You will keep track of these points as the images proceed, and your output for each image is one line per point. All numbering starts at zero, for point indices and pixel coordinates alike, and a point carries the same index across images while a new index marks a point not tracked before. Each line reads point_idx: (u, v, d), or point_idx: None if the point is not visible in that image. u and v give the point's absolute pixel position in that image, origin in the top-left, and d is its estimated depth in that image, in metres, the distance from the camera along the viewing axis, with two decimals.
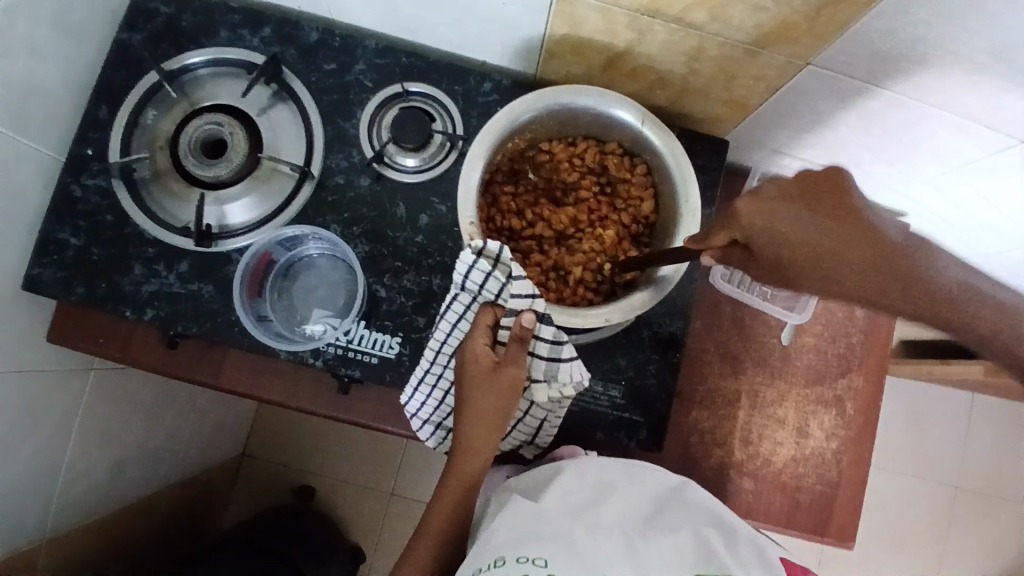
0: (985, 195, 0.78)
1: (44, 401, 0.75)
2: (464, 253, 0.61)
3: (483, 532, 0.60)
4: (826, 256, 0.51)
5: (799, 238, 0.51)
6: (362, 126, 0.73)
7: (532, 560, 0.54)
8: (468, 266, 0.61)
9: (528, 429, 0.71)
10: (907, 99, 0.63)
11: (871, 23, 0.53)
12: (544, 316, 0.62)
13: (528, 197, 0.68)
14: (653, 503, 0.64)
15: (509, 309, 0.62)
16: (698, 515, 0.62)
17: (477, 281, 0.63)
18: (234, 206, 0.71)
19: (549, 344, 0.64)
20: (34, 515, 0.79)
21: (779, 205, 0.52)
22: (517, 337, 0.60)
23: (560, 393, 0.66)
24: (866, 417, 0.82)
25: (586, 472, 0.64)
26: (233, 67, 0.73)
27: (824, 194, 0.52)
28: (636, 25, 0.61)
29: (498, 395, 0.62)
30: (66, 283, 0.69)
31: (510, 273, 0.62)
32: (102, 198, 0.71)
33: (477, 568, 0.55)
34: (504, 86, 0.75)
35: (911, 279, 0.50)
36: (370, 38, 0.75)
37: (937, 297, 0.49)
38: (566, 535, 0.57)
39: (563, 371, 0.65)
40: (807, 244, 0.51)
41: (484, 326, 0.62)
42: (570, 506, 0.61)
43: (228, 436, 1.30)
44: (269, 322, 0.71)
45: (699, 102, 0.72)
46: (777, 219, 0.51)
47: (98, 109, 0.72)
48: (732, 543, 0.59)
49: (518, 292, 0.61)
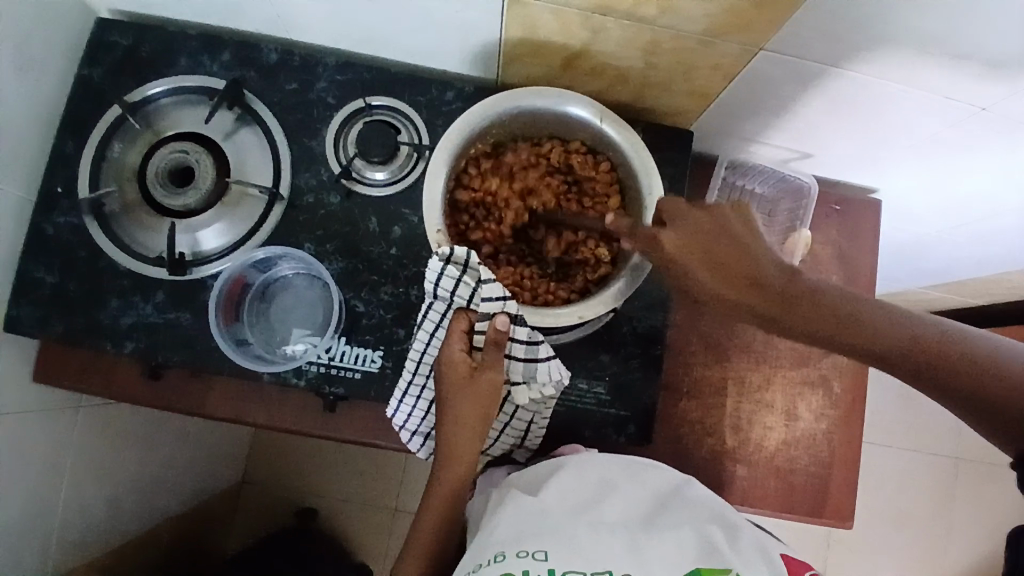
0: (951, 165, 0.79)
1: (33, 442, 0.75)
2: (432, 261, 0.60)
3: (482, 530, 0.59)
4: (728, 280, 0.52)
5: (706, 265, 0.53)
6: (328, 143, 0.73)
7: (532, 554, 0.54)
8: (437, 273, 0.61)
9: (515, 432, 0.71)
10: (866, 76, 0.64)
11: (819, 5, 0.54)
12: (517, 318, 0.62)
13: (499, 191, 0.67)
14: (656, 500, 0.63)
15: (481, 313, 0.62)
16: (700, 510, 0.61)
17: (448, 288, 0.62)
18: (206, 232, 0.71)
19: (524, 346, 0.64)
20: (31, 559, 0.79)
21: (685, 237, 0.55)
22: (492, 341, 0.61)
23: (541, 393, 0.66)
24: (853, 394, 0.83)
25: (588, 470, 0.65)
26: (195, 94, 0.73)
27: (734, 227, 0.54)
28: (589, 24, 0.62)
29: (479, 398, 0.63)
30: (44, 322, 0.69)
31: (480, 278, 0.61)
32: (74, 235, 0.71)
33: (476, 564, 0.55)
34: (467, 93, 0.75)
35: (834, 312, 0.49)
36: (331, 56, 0.75)
37: (841, 320, 0.48)
38: (566, 532, 0.56)
39: (541, 371, 0.66)
40: (714, 270, 0.53)
41: (460, 332, 0.63)
42: (572, 503, 0.61)
43: (226, 462, 1.29)
44: (249, 345, 0.71)
45: (661, 95, 0.73)
46: (686, 250, 0.55)
47: (65, 146, 0.72)
48: (734, 541, 0.57)
49: (488, 296, 0.61)
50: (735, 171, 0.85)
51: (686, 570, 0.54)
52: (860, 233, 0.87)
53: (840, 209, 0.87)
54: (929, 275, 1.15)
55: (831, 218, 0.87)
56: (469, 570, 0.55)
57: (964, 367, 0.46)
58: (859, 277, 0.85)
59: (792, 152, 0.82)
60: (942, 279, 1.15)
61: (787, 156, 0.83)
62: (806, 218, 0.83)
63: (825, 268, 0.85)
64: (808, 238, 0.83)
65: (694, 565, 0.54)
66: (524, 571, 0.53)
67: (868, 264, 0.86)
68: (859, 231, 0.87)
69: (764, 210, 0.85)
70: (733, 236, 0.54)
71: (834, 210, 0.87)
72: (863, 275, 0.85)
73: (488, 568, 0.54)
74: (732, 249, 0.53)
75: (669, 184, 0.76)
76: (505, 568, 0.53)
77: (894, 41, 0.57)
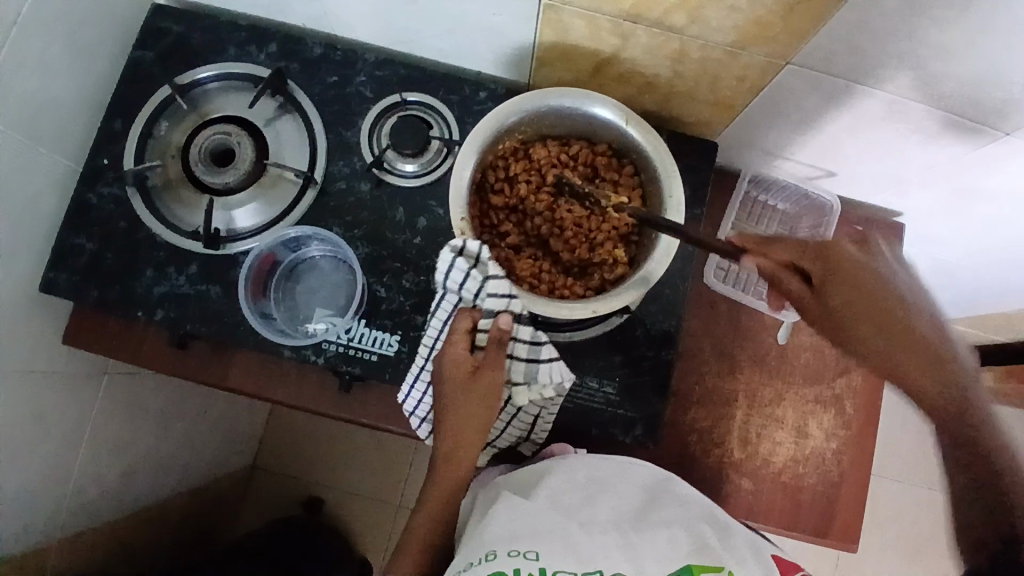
0: (976, 189, 0.79)
1: (58, 402, 0.78)
2: (443, 253, 0.63)
3: (475, 528, 0.59)
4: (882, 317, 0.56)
5: (857, 289, 0.57)
6: (363, 134, 0.76)
7: (525, 553, 0.54)
8: (448, 265, 0.63)
9: (523, 424, 0.71)
10: (889, 93, 0.64)
11: (845, 20, 0.55)
12: (520, 317, 0.64)
13: (527, 187, 0.70)
14: (645, 495, 0.63)
15: (485, 310, 0.64)
16: (693, 509, 0.61)
17: (457, 281, 0.64)
18: (241, 211, 0.74)
19: (528, 346, 0.66)
20: (45, 517, 0.81)
21: (840, 260, 0.58)
22: (496, 339, 0.63)
23: (541, 396, 0.67)
24: (867, 416, 0.82)
25: (576, 470, 0.64)
26: (241, 80, 0.77)
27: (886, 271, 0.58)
28: (619, 30, 0.64)
29: (478, 398, 0.64)
30: (81, 286, 0.73)
31: (488, 273, 0.63)
32: (116, 205, 0.74)
33: (468, 562, 0.55)
34: (498, 94, 0.78)
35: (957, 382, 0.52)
36: (370, 52, 0.79)
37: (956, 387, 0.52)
38: (558, 532, 0.56)
39: (543, 373, 0.67)
40: (865, 296, 0.57)
41: (462, 331, 0.63)
42: (565, 502, 0.61)
43: (238, 445, 1.32)
44: (274, 320, 0.73)
45: (687, 105, 0.75)
46: (843, 269, 0.58)
47: (114, 123, 0.76)
48: (725, 540, 0.58)
49: (494, 292, 0.63)
50: (757, 185, 0.87)
51: (678, 566, 0.54)
52: None
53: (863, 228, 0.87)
54: (953, 305, 1.14)
55: None
56: (461, 568, 0.55)
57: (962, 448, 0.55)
58: None
59: (817, 170, 0.84)
60: (968, 309, 1.15)
61: (813, 173, 0.85)
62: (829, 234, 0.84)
63: None
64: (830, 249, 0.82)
65: (686, 561, 0.54)
66: (516, 569, 0.53)
67: None
68: None
69: (785, 225, 0.88)
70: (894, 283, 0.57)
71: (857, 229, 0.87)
72: None
73: (480, 567, 0.53)
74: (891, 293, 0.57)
75: (691, 192, 0.78)
76: (497, 566, 0.53)
77: (919, 58, 0.58)
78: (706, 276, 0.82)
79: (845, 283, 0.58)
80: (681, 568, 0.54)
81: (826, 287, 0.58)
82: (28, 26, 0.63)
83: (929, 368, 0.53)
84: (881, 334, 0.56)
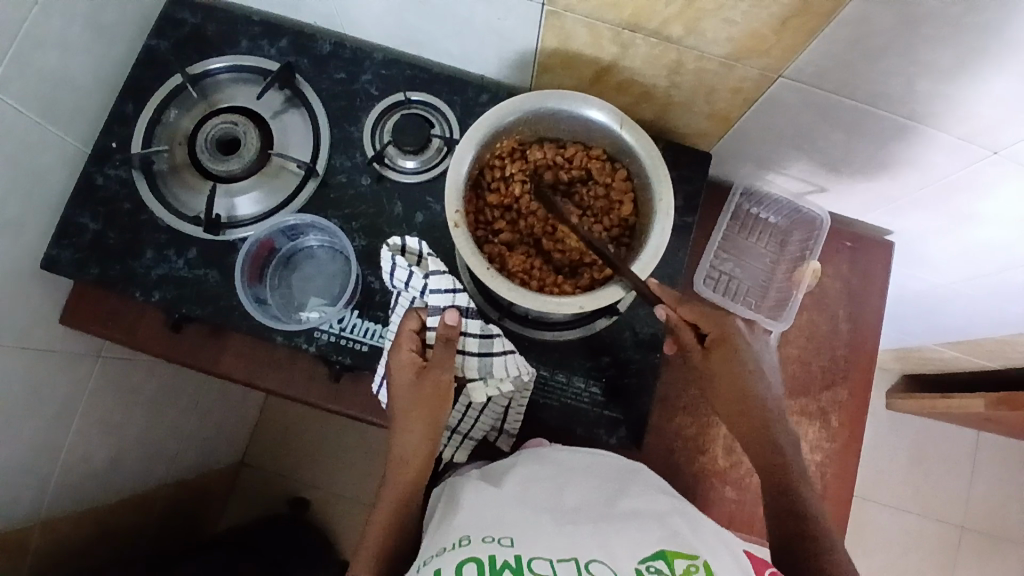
0: (964, 209, 0.80)
1: (48, 379, 0.79)
2: (384, 252, 0.69)
3: (444, 521, 0.57)
4: (744, 374, 0.68)
5: (731, 374, 0.68)
6: (366, 130, 0.78)
7: (499, 539, 0.52)
8: (391, 264, 0.69)
9: (496, 412, 0.73)
10: (878, 110, 0.66)
11: (837, 34, 0.57)
12: (468, 312, 0.69)
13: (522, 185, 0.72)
14: (615, 483, 0.63)
15: (431, 308, 0.68)
16: (661, 501, 0.61)
17: (402, 279, 0.69)
18: (243, 199, 0.76)
19: (478, 339, 0.70)
20: (30, 494, 0.81)
21: (721, 344, 0.69)
22: (442, 337, 0.66)
23: (498, 389, 0.70)
24: (851, 430, 0.82)
25: (546, 460, 0.65)
26: (251, 72, 0.79)
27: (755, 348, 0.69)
28: (619, 39, 0.66)
29: (427, 396, 0.66)
30: (81, 264, 0.74)
31: (428, 270, 0.69)
32: (121, 187, 0.76)
33: (440, 548, 0.53)
34: (500, 98, 0.80)
35: (771, 423, 0.68)
36: (378, 52, 0.81)
37: (770, 427, 0.67)
38: (528, 521, 0.55)
39: (498, 366, 0.70)
40: (738, 382, 0.68)
41: (409, 332, 0.68)
42: (533, 491, 0.60)
43: (229, 439, 1.32)
44: (267, 305, 0.75)
45: (683, 116, 0.77)
46: (728, 356, 0.68)
47: (124, 107, 0.78)
48: (697, 531, 0.57)
49: (436, 288, 0.68)
50: (749, 199, 0.88)
51: (652, 551, 0.53)
52: (871, 274, 0.86)
53: (853, 245, 0.87)
54: (945, 328, 1.15)
55: (843, 254, 0.87)
56: (432, 554, 0.53)
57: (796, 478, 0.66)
58: (865, 313, 0.85)
59: (809, 186, 0.86)
60: (959, 335, 1.16)
61: (805, 188, 0.86)
62: (817, 250, 0.86)
63: (833, 301, 0.86)
64: (816, 269, 0.85)
65: (660, 547, 0.53)
66: (490, 555, 0.50)
67: (875, 306, 0.85)
68: (869, 271, 0.87)
69: (776, 239, 0.90)
70: (753, 359, 0.68)
71: (847, 246, 0.88)
72: (869, 312, 0.85)
73: (452, 552, 0.51)
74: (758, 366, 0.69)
75: (684, 201, 0.79)
76: (470, 551, 0.51)
77: (909, 74, 0.60)
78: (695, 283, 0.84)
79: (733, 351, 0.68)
80: (655, 553, 0.53)
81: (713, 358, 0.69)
82: (45, 5, 0.66)
83: (749, 411, 0.68)
84: (735, 385, 0.68)
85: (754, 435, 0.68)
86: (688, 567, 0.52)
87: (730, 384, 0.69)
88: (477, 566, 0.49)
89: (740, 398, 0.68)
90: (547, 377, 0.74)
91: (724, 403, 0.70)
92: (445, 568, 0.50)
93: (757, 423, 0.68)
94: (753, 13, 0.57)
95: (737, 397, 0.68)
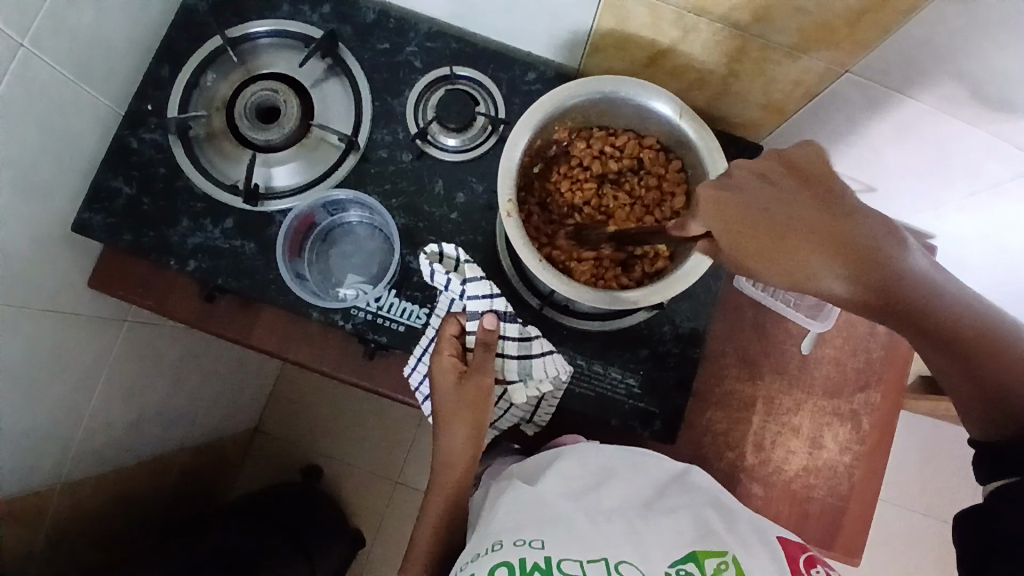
0: (1011, 212, 0.79)
1: (77, 344, 0.78)
2: (422, 258, 0.67)
3: (482, 523, 0.58)
4: (778, 212, 0.48)
5: (799, 204, 0.48)
6: (408, 104, 0.76)
7: (530, 542, 0.52)
8: (429, 270, 0.68)
9: (525, 407, 0.73)
10: (942, 113, 0.64)
11: (910, 33, 0.55)
12: (505, 315, 0.69)
13: (568, 174, 0.70)
14: (654, 487, 0.63)
15: (469, 314, 0.68)
16: (698, 499, 0.61)
17: (441, 284, 0.68)
18: (281, 170, 0.74)
19: (517, 342, 0.70)
20: (51, 459, 0.81)
21: (775, 170, 0.51)
22: (482, 342, 0.67)
23: (537, 390, 0.70)
24: (882, 432, 0.82)
25: (587, 459, 0.64)
26: (292, 39, 0.77)
27: (774, 171, 0.51)
28: (681, 22, 0.63)
29: (469, 402, 0.67)
30: (114, 229, 0.72)
31: (466, 277, 0.68)
32: (156, 152, 0.74)
33: (475, 553, 0.54)
34: (547, 77, 0.78)
35: (864, 252, 0.45)
36: (423, 23, 0.78)
37: (863, 250, 0.45)
38: (563, 521, 0.55)
39: (537, 368, 0.70)
40: (822, 215, 0.47)
41: (449, 337, 0.68)
42: (571, 489, 0.60)
43: (242, 408, 1.31)
44: (306, 281, 0.73)
45: (738, 105, 0.74)
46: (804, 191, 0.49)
47: (160, 69, 0.75)
48: (731, 523, 0.58)
49: (474, 295, 0.68)
50: None
51: (682, 554, 0.52)
52: None
53: None
54: None
55: None
56: (468, 559, 0.54)
57: (945, 323, 0.45)
58: None
59: (856, 184, 0.83)
60: None
61: (852, 186, 0.84)
62: None
63: None
64: None
65: (691, 547, 0.53)
66: (520, 558, 0.51)
67: None
68: None
69: None
70: (778, 185, 0.50)
71: None
72: None
73: (485, 557, 0.52)
74: (788, 190, 0.49)
75: None
76: (503, 555, 0.51)
77: (977, 80, 0.58)
78: (736, 277, 0.82)
79: (744, 203, 0.50)
80: (686, 556, 0.52)
81: (733, 225, 0.50)
82: None
83: (817, 243, 0.46)
84: (775, 232, 0.48)
85: (862, 277, 0.45)
86: (720, 566, 0.51)
87: (772, 236, 0.48)
88: (508, 569, 0.50)
89: (792, 240, 0.47)
90: (585, 366, 0.73)
91: (800, 264, 0.47)
92: (478, 573, 0.51)
93: (854, 258, 0.45)
94: (827, 4, 0.55)
95: (792, 241, 0.47)
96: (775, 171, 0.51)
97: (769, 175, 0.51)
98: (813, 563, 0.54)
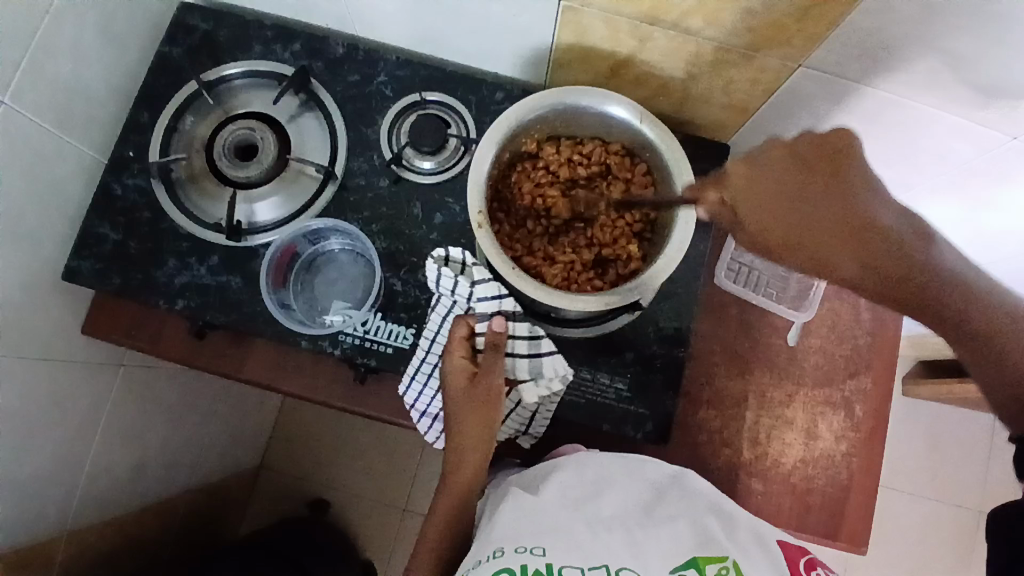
0: (981, 191, 0.80)
1: (72, 390, 0.79)
2: (430, 263, 0.69)
3: (483, 531, 0.58)
4: (811, 206, 0.51)
5: (831, 203, 0.51)
6: (382, 131, 0.78)
7: (531, 550, 0.53)
8: (436, 274, 0.69)
9: (524, 413, 0.74)
10: (900, 100, 0.65)
11: (855, 25, 0.57)
12: (514, 316, 0.71)
13: (533, 179, 0.72)
14: (652, 491, 0.63)
15: (479, 315, 0.70)
16: (697, 504, 0.61)
17: (448, 288, 0.70)
18: (262, 205, 0.76)
19: (526, 341, 0.71)
20: (54, 507, 0.81)
21: (813, 158, 0.52)
22: (491, 343, 0.68)
23: (548, 389, 0.72)
24: (877, 419, 0.82)
25: (585, 468, 0.64)
26: (265, 77, 0.79)
27: (812, 158, 0.52)
28: (637, 32, 0.66)
29: (478, 403, 0.68)
30: (103, 274, 0.74)
31: (474, 279, 0.69)
32: (139, 196, 0.76)
33: (477, 560, 0.55)
34: (515, 95, 0.80)
35: (887, 257, 0.51)
36: (392, 52, 0.81)
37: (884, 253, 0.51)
38: (563, 532, 0.55)
39: (546, 367, 0.71)
40: (845, 212, 0.51)
41: (460, 339, 0.69)
42: (570, 497, 0.60)
43: (244, 444, 1.31)
44: (293, 310, 0.75)
45: (701, 107, 0.77)
46: (834, 182, 0.51)
47: (140, 115, 0.78)
48: (731, 532, 0.58)
49: (485, 296, 0.69)
50: None
51: (683, 559, 0.54)
52: None
53: None
54: None
55: None
56: (470, 566, 0.55)
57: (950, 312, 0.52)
58: None
59: None
60: None
61: None
62: None
63: None
64: None
65: (693, 554, 0.54)
66: (522, 564, 0.52)
67: None
68: None
69: None
70: (817, 176, 0.52)
71: None
72: None
73: (488, 564, 0.53)
74: (825, 184, 0.52)
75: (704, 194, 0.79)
76: (505, 562, 0.52)
77: (933, 64, 0.59)
78: (716, 275, 0.84)
79: (782, 196, 0.52)
80: (687, 561, 0.53)
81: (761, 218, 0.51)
82: (59, 14, 0.65)
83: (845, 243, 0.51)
84: (811, 231, 0.52)
85: (874, 266, 0.51)
86: (721, 571, 0.52)
87: (808, 236, 0.51)
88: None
89: (829, 239, 0.51)
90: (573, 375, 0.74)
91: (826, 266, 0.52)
92: None
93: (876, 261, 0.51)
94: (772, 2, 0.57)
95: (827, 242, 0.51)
96: (815, 159, 0.52)
97: (810, 161, 0.52)
98: (813, 565, 0.56)
